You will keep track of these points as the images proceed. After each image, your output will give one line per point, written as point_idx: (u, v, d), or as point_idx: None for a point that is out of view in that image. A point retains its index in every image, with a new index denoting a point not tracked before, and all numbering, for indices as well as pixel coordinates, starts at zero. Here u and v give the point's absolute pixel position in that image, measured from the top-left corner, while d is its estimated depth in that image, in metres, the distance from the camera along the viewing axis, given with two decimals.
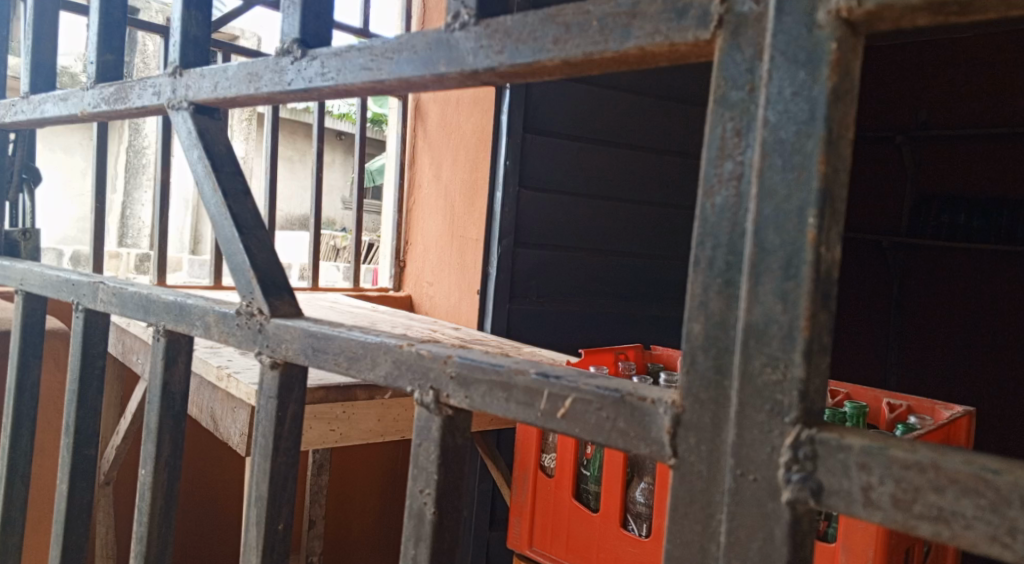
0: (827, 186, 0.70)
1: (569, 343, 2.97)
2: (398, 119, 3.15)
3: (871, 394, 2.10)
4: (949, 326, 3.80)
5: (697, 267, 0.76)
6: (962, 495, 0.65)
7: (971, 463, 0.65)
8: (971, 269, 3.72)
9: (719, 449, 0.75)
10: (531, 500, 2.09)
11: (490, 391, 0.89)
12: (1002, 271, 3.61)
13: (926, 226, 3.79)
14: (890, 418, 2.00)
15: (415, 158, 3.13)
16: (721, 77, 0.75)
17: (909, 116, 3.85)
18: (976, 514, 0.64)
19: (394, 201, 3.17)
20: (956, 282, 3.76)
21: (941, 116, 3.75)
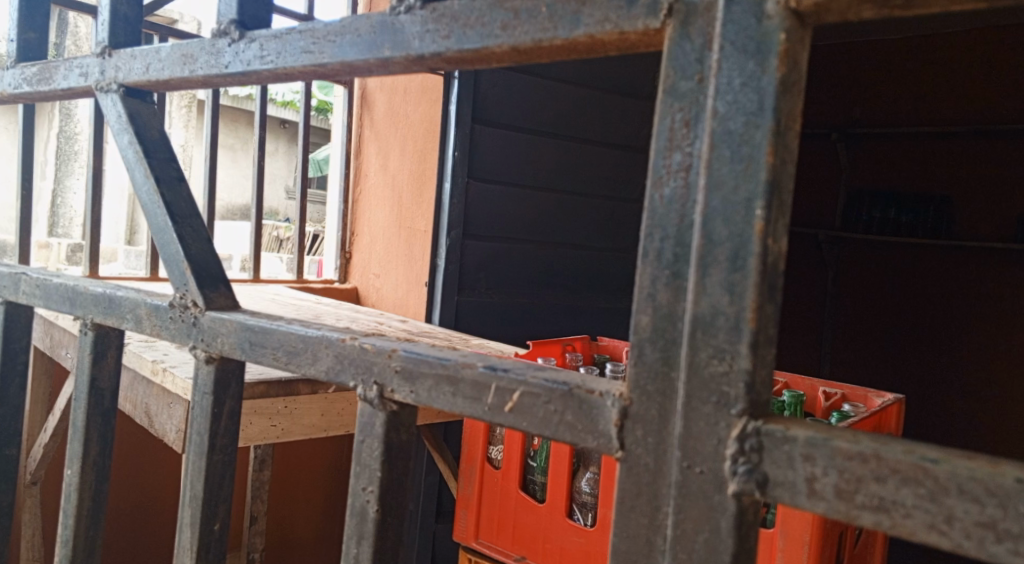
0: (775, 177, 0.69)
1: (517, 335, 2.95)
2: (344, 107, 3.10)
3: (808, 383, 2.12)
4: (884, 318, 3.87)
5: (646, 258, 0.75)
6: (902, 485, 0.65)
7: (911, 453, 0.65)
8: (902, 261, 3.80)
9: (666, 442, 0.74)
10: (478, 492, 2.08)
11: (436, 385, 0.87)
12: (934, 264, 3.71)
13: (858, 218, 3.82)
14: (825, 406, 2.02)
15: (361, 148, 3.09)
16: (671, 66, 0.74)
17: (846, 113, 3.91)
18: (914, 502, 0.65)
19: (340, 192, 3.13)
20: (889, 276, 3.84)
21: (876, 114, 3.82)
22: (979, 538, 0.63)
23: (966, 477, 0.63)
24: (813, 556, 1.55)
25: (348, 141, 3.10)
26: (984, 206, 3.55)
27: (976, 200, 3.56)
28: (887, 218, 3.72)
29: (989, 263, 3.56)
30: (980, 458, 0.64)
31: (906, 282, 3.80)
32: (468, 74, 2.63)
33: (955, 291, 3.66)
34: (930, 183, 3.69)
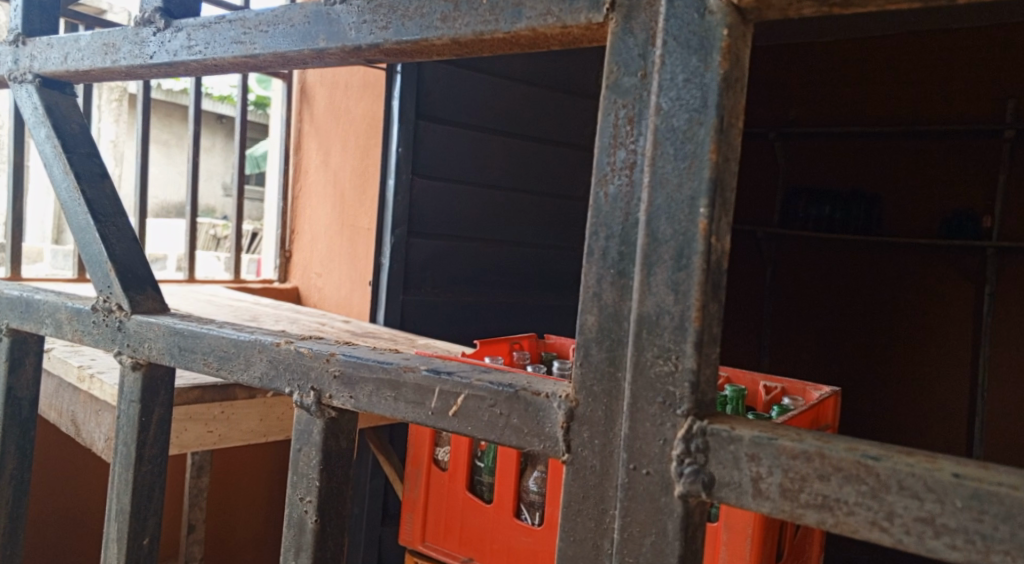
0: (718, 174, 0.68)
1: (464, 334, 2.92)
2: (283, 101, 3.03)
3: (749, 377, 2.12)
4: (821, 314, 3.93)
5: (592, 257, 0.74)
6: (844, 483, 0.65)
7: (853, 450, 0.65)
8: (838, 257, 3.86)
9: (611, 443, 0.73)
10: (424, 495, 2.04)
11: (376, 390, 0.84)
12: (868, 260, 3.78)
13: (796, 213, 3.84)
14: (765, 400, 2.04)
15: (301, 144, 3.03)
16: (614, 62, 0.73)
17: (783, 113, 3.97)
18: (857, 500, 0.64)
19: (279, 188, 3.07)
20: (826, 272, 3.90)
21: (813, 113, 3.89)
22: (918, 534, 0.62)
23: (906, 474, 0.63)
24: (755, 551, 1.55)
25: (287, 136, 3.04)
26: (916, 204, 3.63)
27: (908, 196, 3.65)
28: (827, 215, 3.74)
29: (919, 258, 3.64)
30: (919, 454, 0.64)
31: (842, 278, 3.86)
32: (411, 69, 2.60)
33: (888, 285, 3.73)
34: (863, 180, 3.76)
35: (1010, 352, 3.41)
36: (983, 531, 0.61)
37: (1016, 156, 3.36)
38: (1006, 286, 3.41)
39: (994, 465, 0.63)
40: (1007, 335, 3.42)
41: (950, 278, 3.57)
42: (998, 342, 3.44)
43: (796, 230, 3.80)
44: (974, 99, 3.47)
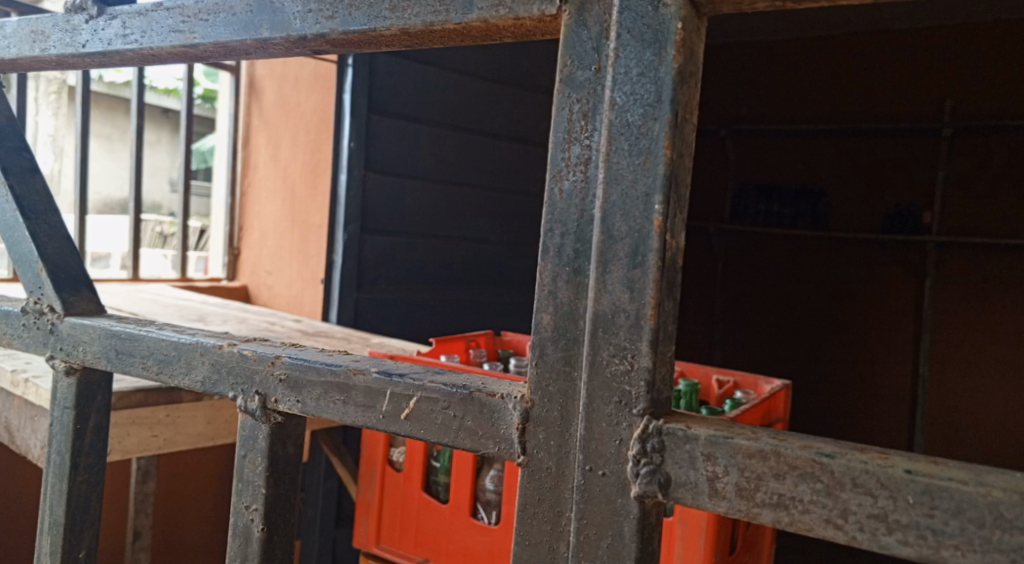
0: (673, 169, 0.67)
1: (419, 333, 2.89)
2: (231, 95, 2.96)
3: (702, 371, 2.12)
4: (771, 310, 3.97)
5: (547, 255, 0.73)
6: (800, 481, 0.64)
7: (808, 448, 0.64)
8: (789, 253, 3.90)
9: (567, 445, 0.72)
10: (379, 497, 2.01)
11: (325, 393, 0.82)
12: (816, 255, 3.82)
13: (746, 210, 3.92)
14: (718, 393, 2.03)
15: (250, 139, 2.97)
16: (568, 56, 0.71)
17: (733, 111, 4.00)
18: (812, 498, 0.64)
19: (227, 184, 3.00)
20: (776, 267, 3.94)
21: (761, 111, 3.93)
22: (872, 531, 0.62)
23: (859, 471, 0.62)
24: (710, 544, 1.53)
25: (235, 131, 2.98)
26: (859, 199, 3.66)
27: (853, 192, 3.68)
28: (775, 211, 3.81)
29: (865, 252, 3.68)
30: (871, 451, 0.64)
31: (791, 273, 3.89)
32: (362, 62, 2.55)
33: (833, 280, 3.77)
34: (811, 176, 3.79)
35: (951, 341, 3.47)
36: (933, 526, 0.61)
37: (954, 151, 3.43)
38: (945, 276, 3.47)
39: (945, 460, 0.64)
40: (946, 325, 3.49)
41: (893, 271, 3.61)
42: (939, 334, 3.50)
43: (746, 227, 3.88)
44: (916, 97, 3.51)
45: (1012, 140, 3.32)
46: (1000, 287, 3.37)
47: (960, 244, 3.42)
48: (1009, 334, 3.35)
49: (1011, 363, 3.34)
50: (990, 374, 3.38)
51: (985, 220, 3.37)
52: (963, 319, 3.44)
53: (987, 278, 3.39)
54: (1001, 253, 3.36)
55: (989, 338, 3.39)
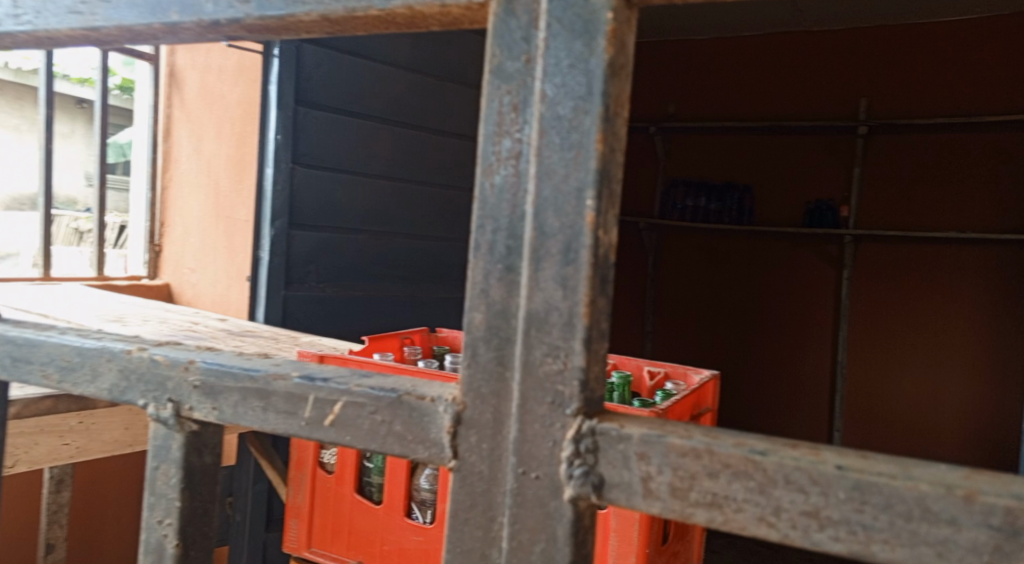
0: (604, 165, 0.71)
1: (351, 330, 2.84)
2: (151, 85, 2.84)
3: (634, 363, 2.11)
4: (699, 302, 4.01)
5: (479, 251, 0.75)
6: (733, 479, 0.69)
7: (740, 446, 0.69)
8: (715, 244, 3.94)
9: (500, 448, 0.75)
10: (310, 500, 1.95)
11: (242, 400, 0.81)
12: (743, 247, 3.86)
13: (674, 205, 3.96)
14: (650, 385, 2.03)
15: (170, 130, 2.85)
16: (498, 45, 0.74)
17: (662, 107, 4.02)
18: (745, 496, 0.69)
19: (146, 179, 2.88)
20: (704, 259, 3.97)
21: (689, 109, 3.96)
22: (804, 527, 0.67)
23: (791, 468, 0.68)
24: (643, 535, 1.53)
25: (156, 122, 2.85)
26: (784, 195, 3.72)
27: (777, 186, 3.74)
28: (702, 207, 3.87)
29: (787, 244, 3.74)
30: (803, 449, 0.69)
31: (719, 264, 3.94)
32: (287, 51, 2.49)
33: (758, 275, 3.83)
34: (740, 170, 3.84)
35: (869, 332, 3.56)
36: (864, 521, 0.66)
37: (871, 149, 3.50)
38: (862, 268, 3.56)
39: (873, 455, 0.70)
40: (866, 314, 3.56)
41: (813, 264, 3.68)
42: (859, 323, 3.58)
43: (675, 221, 3.90)
44: (836, 96, 3.58)
45: (929, 136, 3.39)
46: (915, 277, 3.44)
47: (876, 238, 3.50)
48: (922, 323, 3.43)
49: (925, 350, 3.43)
50: (907, 363, 3.47)
51: (901, 215, 3.45)
52: (880, 310, 3.53)
53: (902, 269, 3.47)
54: (914, 244, 3.44)
55: (905, 328, 3.47)
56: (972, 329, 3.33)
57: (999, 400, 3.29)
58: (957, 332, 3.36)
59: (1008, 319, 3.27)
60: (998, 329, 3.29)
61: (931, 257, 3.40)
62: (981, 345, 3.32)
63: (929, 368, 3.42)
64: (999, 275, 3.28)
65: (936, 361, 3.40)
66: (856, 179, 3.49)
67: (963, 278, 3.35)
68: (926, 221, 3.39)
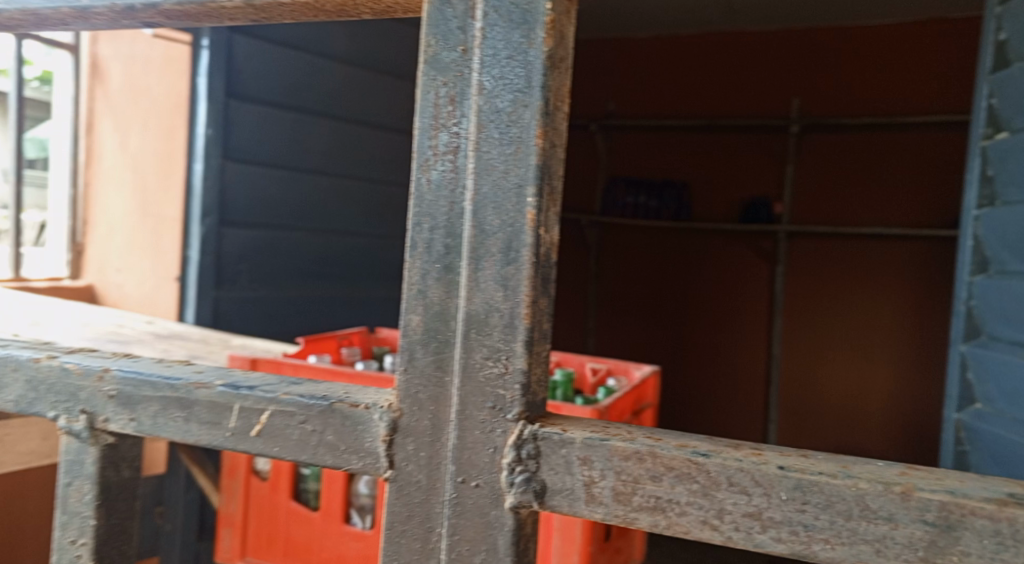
0: (544, 159, 0.73)
1: (286, 331, 2.77)
2: (71, 74, 2.52)
3: (577, 360, 2.09)
4: (637, 298, 4.01)
5: (415, 251, 0.77)
6: (677, 482, 0.71)
7: (683, 448, 0.72)
8: (651, 239, 3.95)
9: (438, 458, 0.77)
10: (244, 509, 1.89)
11: (163, 410, 0.83)
12: (678, 242, 3.88)
13: (615, 202, 3.95)
14: (592, 382, 2.01)
15: (93, 123, 2.54)
16: (433, 34, 0.76)
17: (602, 105, 4.03)
18: (689, 499, 0.71)
19: (65, 175, 2.55)
20: (641, 256, 3.98)
21: (628, 106, 3.97)
22: (747, 529, 0.70)
23: (734, 469, 0.70)
24: (586, 533, 1.50)
25: (78, 115, 2.54)
26: (718, 190, 3.76)
27: (712, 183, 3.77)
28: (642, 205, 3.88)
29: (721, 241, 3.78)
30: (744, 449, 0.72)
31: (656, 260, 3.94)
32: (216, 41, 2.41)
33: (694, 270, 3.85)
34: (677, 168, 3.86)
35: (798, 325, 3.63)
36: (805, 521, 0.69)
37: (801, 149, 3.56)
38: (793, 263, 3.62)
39: (813, 454, 0.72)
40: (797, 309, 3.63)
41: (747, 258, 3.72)
42: (789, 318, 3.65)
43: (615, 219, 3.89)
44: (767, 96, 3.62)
45: (858, 135, 3.46)
46: (844, 272, 3.52)
47: (808, 233, 3.56)
48: (850, 316, 3.52)
49: (852, 343, 3.52)
50: (838, 357, 3.55)
51: (830, 212, 3.52)
52: (810, 305, 3.60)
53: (831, 263, 3.54)
54: (841, 239, 3.52)
55: (835, 321, 3.55)
56: (897, 323, 3.43)
57: (921, 390, 3.40)
58: (883, 324, 3.46)
59: (930, 313, 3.37)
60: (921, 323, 3.39)
61: (858, 252, 3.49)
62: (905, 338, 3.41)
63: (857, 360, 3.51)
64: (922, 269, 3.37)
65: (863, 353, 3.50)
66: (787, 177, 3.54)
67: (889, 272, 3.43)
68: (857, 218, 3.47)
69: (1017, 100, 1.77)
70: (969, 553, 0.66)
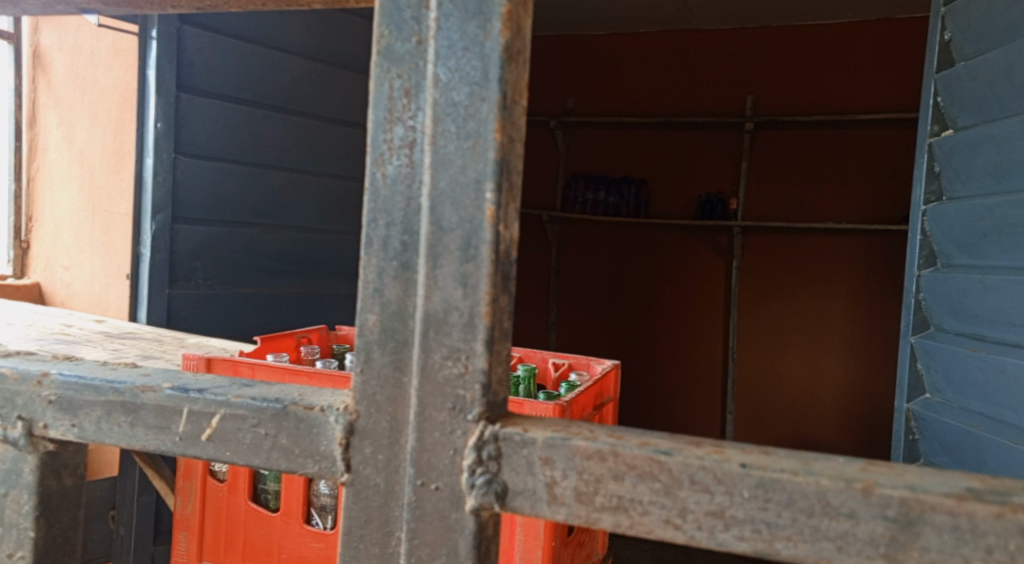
0: (503, 154, 0.71)
1: (243, 330, 2.72)
2: (12, 65, 2.71)
3: (539, 356, 2.08)
4: (596, 293, 4.00)
5: (371, 249, 0.75)
6: (639, 481, 0.70)
7: (645, 447, 0.71)
8: (609, 233, 3.94)
9: (396, 460, 0.75)
10: (201, 512, 1.85)
11: (107, 415, 0.80)
12: (637, 236, 3.88)
13: (575, 199, 3.90)
14: (554, 378, 2.00)
15: (36, 117, 2.71)
16: (386, 25, 0.74)
17: (561, 101, 3.99)
18: (651, 498, 0.70)
19: (9, 168, 2.73)
20: (600, 250, 3.98)
21: (586, 103, 3.94)
22: (710, 528, 0.69)
23: (696, 468, 0.69)
24: (549, 529, 1.49)
25: (21, 106, 2.71)
26: (676, 185, 3.77)
27: (671, 178, 3.78)
28: (602, 201, 3.84)
29: (679, 236, 3.78)
30: (707, 447, 0.71)
31: (615, 254, 3.94)
32: (165, 34, 2.35)
33: (653, 264, 3.85)
34: (635, 164, 3.86)
35: (755, 318, 3.65)
36: (767, 519, 0.68)
37: (755, 144, 3.59)
38: (750, 257, 3.65)
39: (775, 450, 0.72)
40: (754, 302, 3.65)
41: (704, 253, 3.74)
42: (746, 311, 3.67)
43: (575, 216, 3.87)
44: (725, 93, 3.64)
45: (816, 132, 3.49)
46: (800, 265, 3.55)
47: (763, 228, 3.60)
48: (806, 309, 3.55)
49: (809, 335, 3.55)
50: (796, 350, 3.58)
51: (788, 207, 3.54)
52: (767, 298, 3.62)
53: (788, 257, 3.57)
54: (797, 234, 3.55)
55: (790, 314, 3.58)
56: (849, 316, 3.47)
57: (874, 380, 3.45)
58: (838, 317, 3.49)
59: (882, 305, 3.41)
60: (873, 315, 3.43)
61: (812, 245, 3.52)
62: (857, 331, 3.46)
63: (811, 353, 3.56)
64: (877, 262, 3.41)
65: (818, 345, 3.54)
66: (743, 173, 3.58)
67: (841, 266, 3.47)
68: (814, 213, 3.50)
69: (964, 98, 1.79)
70: (929, 548, 0.66)
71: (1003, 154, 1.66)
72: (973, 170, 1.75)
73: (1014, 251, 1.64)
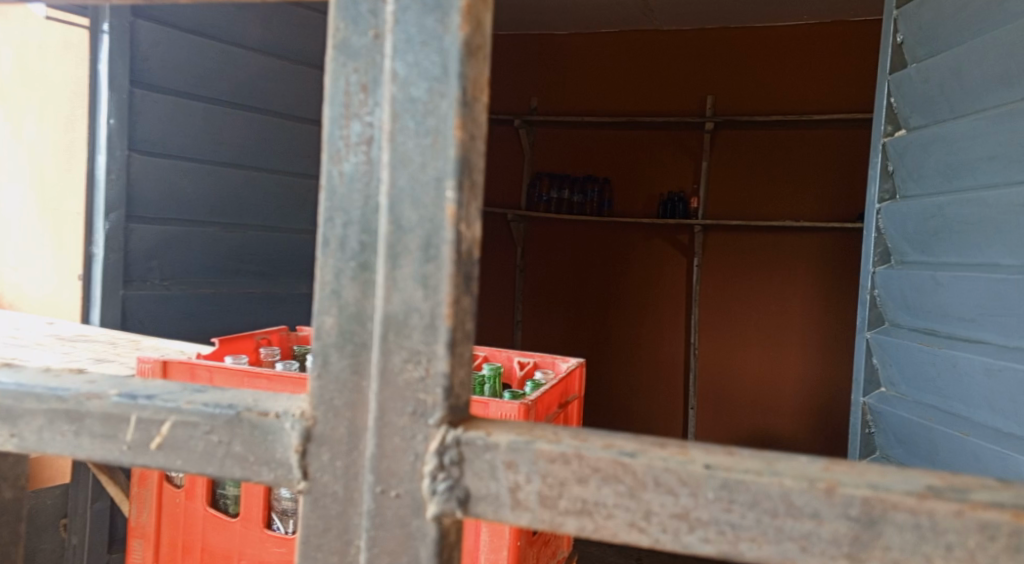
0: (464, 152, 0.71)
1: (201, 331, 2.67)
2: None
3: (504, 354, 2.06)
4: (559, 290, 3.99)
5: (329, 249, 0.73)
6: (603, 484, 0.70)
7: (610, 449, 0.71)
8: (572, 230, 3.94)
9: (356, 468, 0.73)
10: (157, 519, 1.81)
11: (49, 424, 0.77)
12: (599, 233, 3.88)
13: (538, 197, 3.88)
14: (519, 376, 1.99)
15: None
16: (342, 19, 0.73)
17: (524, 100, 3.97)
18: (615, 502, 0.70)
19: None
20: (563, 247, 3.97)
21: (550, 102, 3.92)
22: (674, 530, 0.70)
23: (660, 470, 0.70)
24: (515, 529, 1.47)
25: None
26: (638, 183, 3.78)
27: (633, 177, 3.78)
28: (566, 200, 3.83)
29: (641, 233, 3.79)
30: (670, 448, 0.71)
31: (578, 250, 3.93)
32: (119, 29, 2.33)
33: (615, 261, 3.85)
34: (598, 163, 3.86)
35: (716, 314, 3.67)
36: (732, 520, 0.69)
37: (716, 143, 3.61)
38: (711, 253, 3.66)
39: (739, 450, 0.73)
40: (715, 298, 3.66)
41: (665, 251, 3.75)
42: (707, 306, 3.68)
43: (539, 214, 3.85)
44: (686, 93, 3.65)
45: (776, 131, 3.51)
46: (760, 262, 3.57)
47: (724, 225, 3.61)
48: (766, 305, 3.58)
49: (769, 330, 3.58)
50: (756, 346, 3.61)
51: (749, 205, 3.56)
52: (727, 294, 3.64)
53: (748, 252, 3.59)
54: (757, 232, 3.57)
55: (751, 310, 3.61)
56: (808, 313, 3.50)
57: (833, 376, 3.49)
58: (797, 313, 3.52)
59: (841, 301, 3.44)
60: (833, 312, 3.46)
61: (772, 242, 3.54)
62: (816, 328, 3.49)
63: (771, 350, 3.58)
64: (835, 259, 3.44)
65: (778, 341, 3.57)
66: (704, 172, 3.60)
67: (800, 263, 3.50)
68: (774, 211, 3.52)
69: (916, 98, 1.80)
70: (891, 547, 0.68)
71: (955, 155, 1.68)
72: (925, 169, 1.77)
73: (968, 251, 1.67)
